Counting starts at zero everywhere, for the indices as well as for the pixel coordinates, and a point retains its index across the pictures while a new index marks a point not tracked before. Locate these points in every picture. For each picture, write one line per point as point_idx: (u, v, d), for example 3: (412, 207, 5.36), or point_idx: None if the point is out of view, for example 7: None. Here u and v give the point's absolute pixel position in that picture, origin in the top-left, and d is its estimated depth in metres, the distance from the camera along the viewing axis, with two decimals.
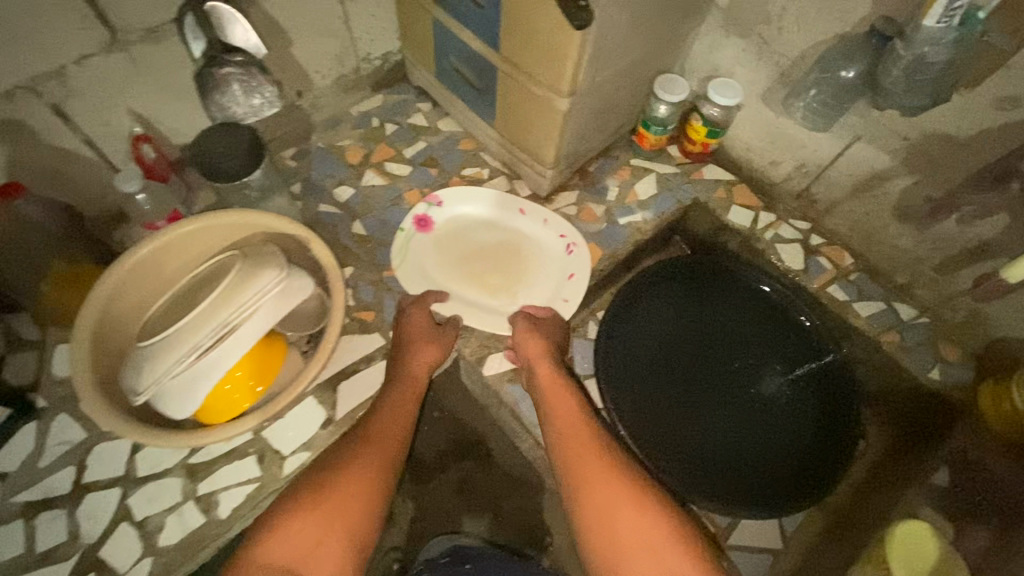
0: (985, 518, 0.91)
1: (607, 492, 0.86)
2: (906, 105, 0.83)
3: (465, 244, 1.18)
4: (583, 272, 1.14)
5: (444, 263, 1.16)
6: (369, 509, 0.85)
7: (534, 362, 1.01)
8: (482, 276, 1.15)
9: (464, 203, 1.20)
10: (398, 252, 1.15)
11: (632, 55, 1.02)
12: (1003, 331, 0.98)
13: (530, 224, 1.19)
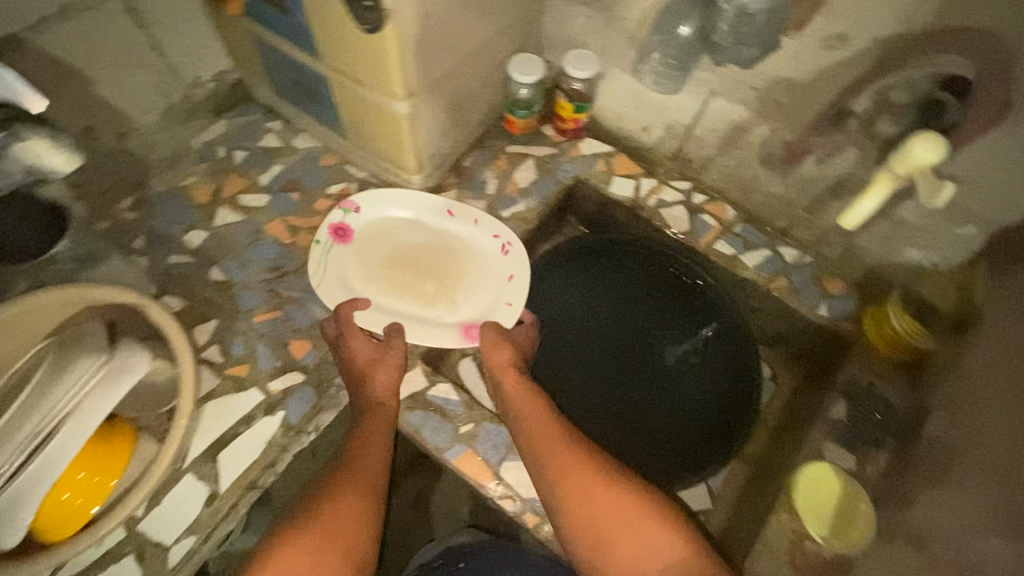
0: (881, 441, 0.95)
1: (583, 481, 0.79)
2: (741, 58, 0.87)
3: (392, 252, 1.08)
4: (523, 271, 1.07)
5: (370, 275, 1.05)
6: (362, 532, 0.77)
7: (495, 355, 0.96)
8: (414, 285, 1.06)
9: (386, 208, 1.10)
10: (316, 266, 1.03)
11: (472, 42, 0.97)
12: (875, 259, 1.04)
13: (462, 227, 1.10)
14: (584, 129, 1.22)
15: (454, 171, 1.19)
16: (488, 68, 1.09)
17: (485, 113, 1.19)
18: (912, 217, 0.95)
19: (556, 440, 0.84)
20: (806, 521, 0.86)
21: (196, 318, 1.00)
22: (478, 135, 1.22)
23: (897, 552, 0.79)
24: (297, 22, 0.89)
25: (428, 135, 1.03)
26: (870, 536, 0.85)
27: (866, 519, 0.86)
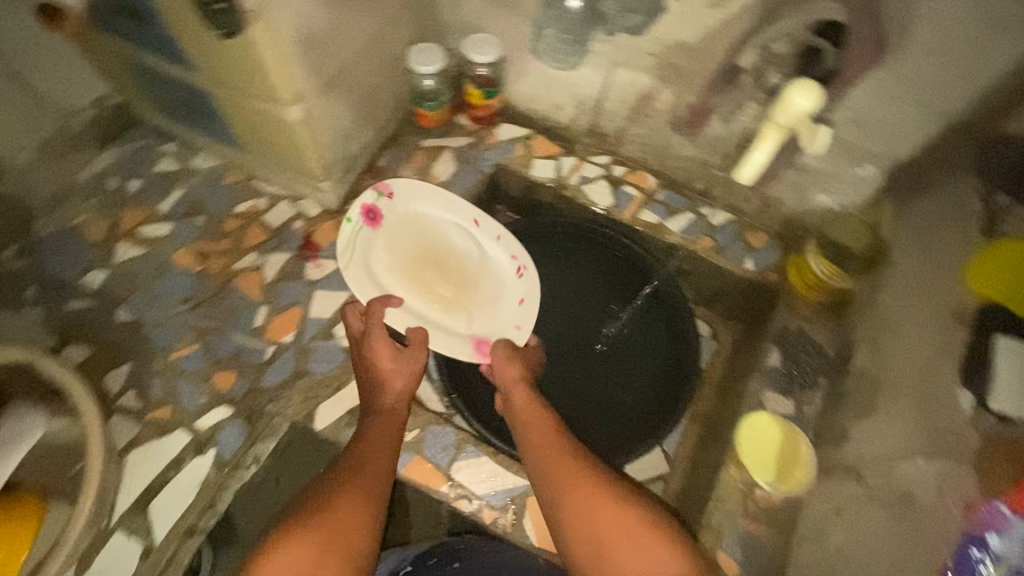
0: (817, 382, 0.97)
1: (589, 494, 0.74)
2: (629, 26, 0.91)
3: (420, 248, 1.01)
4: (534, 299, 1.01)
5: (394, 270, 0.99)
6: (365, 532, 0.72)
7: (506, 365, 0.92)
8: (432, 288, 1.00)
9: (424, 199, 1.02)
10: (346, 248, 0.96)
11: (359, 37, 0.93)
12: (790, 208, 1.07)
13: (484, 239, 1.02)
14: (498, 114, 1.19)
15: (369, 173, 1.14)
16: (385, 62, 1.04)
17: (393, 109, 1.15)
18: (816, 162, 0.99)
19: (562, 455, 0.79)
20: (749, 470, 0.90)
21: (110, 363, 0.95)
22: (390, 133, 1.17)
23: (836, 486, 0.82)
24: (160, 33, 0.83)
25: (328, 139, 0.99)
26: (810, 477, 0.88)
27: (806, 462, 0.89)
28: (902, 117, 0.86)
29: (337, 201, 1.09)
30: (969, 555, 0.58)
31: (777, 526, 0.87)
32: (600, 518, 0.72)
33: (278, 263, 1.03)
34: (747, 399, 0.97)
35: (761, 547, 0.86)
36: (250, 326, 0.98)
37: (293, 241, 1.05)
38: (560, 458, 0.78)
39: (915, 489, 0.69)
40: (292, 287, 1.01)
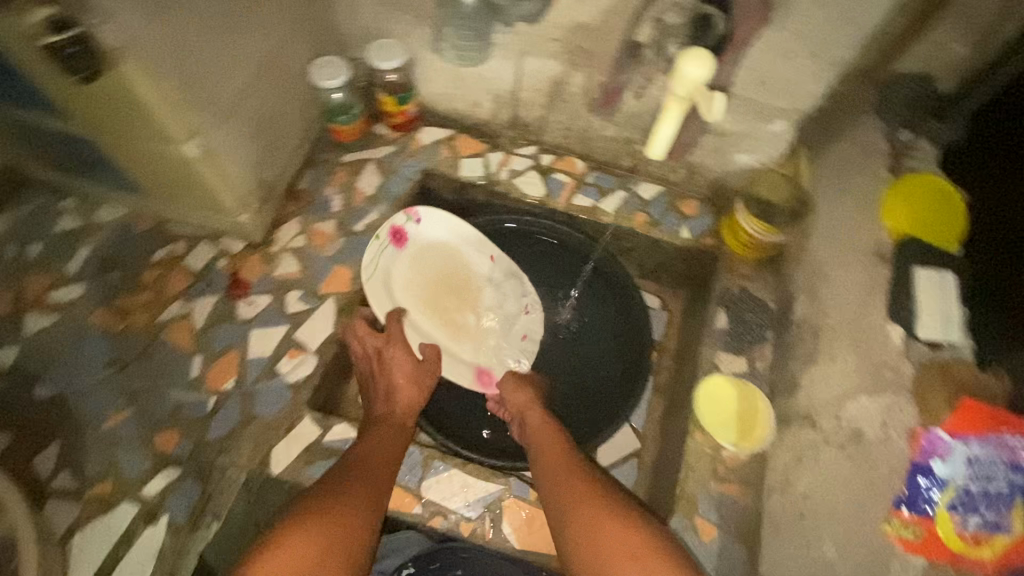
0: (764, 336, 0.99)
1: (597, 513, 0.75)
2: (524, 16, 0.90)
3: (435, 275, 1.06)
4: (537, 335, 1.09)
5: (411, 293, 1.04)
6: (363, 532, 0.73)
7: (517, 390, 0.95)
8: (445, 314, 1.05)
9: (445, 229, 1.08)
10: (370, 265, 1.00)
11: (251, 60, 0.88)
12: (715, 172, 1.09)
13: (495, 275, 1.09)
14: (416, 118, 1.16)
15: (291, 199, 1.09)
16: (285, 82, 1.00)
17: (305, 128, 1.10)
18: (731, 124, 1.00)
19: (573, 474, 0.80)
20: (712, 433, 0.90)
21: (40, 442, 0.89)
22: (306, 154, 1.13)
23: (796, 434, 0.84)
24: (25, 86, 0.77)
25: (237, 168, 0.94)
26: (770, 431, 0.89)
27: (765, 417, 0.91)
28: (801, 70, 0.88)
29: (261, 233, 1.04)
30: (916, 485, 0.66)
31: (749, 485, 0.88)
32: (602, 530, 0.73)
33: (206, 308, 0.98)
34: (701, 363, 0.98)
35: (736, 506, 0.87)
36: (186, 378, 0.93)
37: (219, 282, 1.00)
38: (567, 476, 0.80)
39: (863, 427, 0.71)
40: (225, 331, 0.97)
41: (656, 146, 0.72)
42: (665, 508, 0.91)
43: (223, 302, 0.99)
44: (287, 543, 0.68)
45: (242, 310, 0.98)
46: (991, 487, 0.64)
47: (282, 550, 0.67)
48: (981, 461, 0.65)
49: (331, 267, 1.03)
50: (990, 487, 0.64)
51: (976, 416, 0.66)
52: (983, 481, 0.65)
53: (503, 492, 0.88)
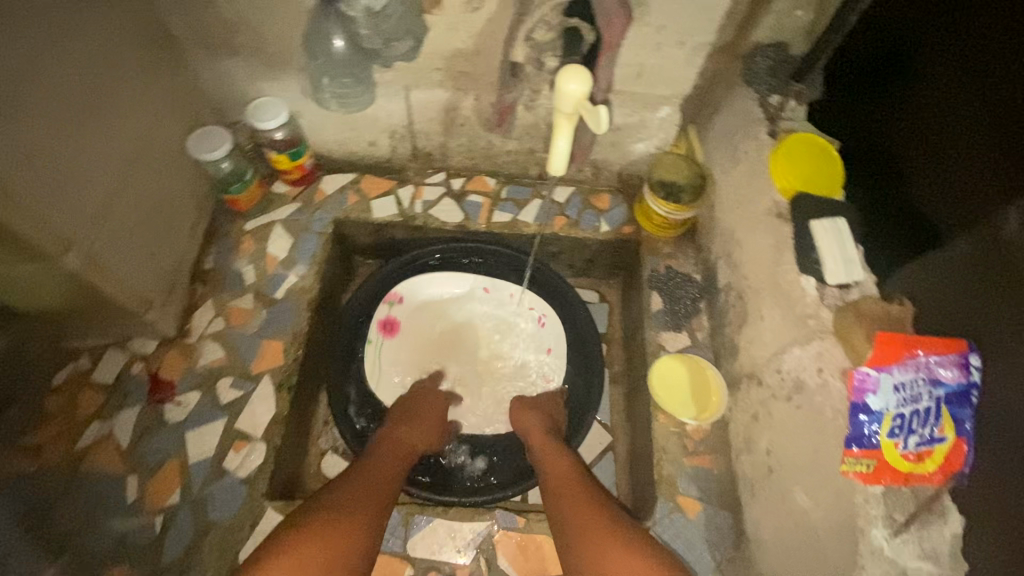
0: (699, 308, 1.04)
1: (598, 523, 0.76)
2: (400, 53, 0.89)
3: (439, 334, 1.10)
4: (560, 344, 1.08)
5: (422, 364, 1.07)
6: (376, 534, 0.73)
7: (525, 409, 0.99)
8: (464, 368, 1.08)
9: (428, 287, 1.11)
10: (370, 362, 1.05)
11: (119, 153, 0.82)
12: (618, 164, 1.14)
13: (496, 301, 1.11)
14: (314, 169, 1.12)
15: (198, 282, 1.02)
16: (163, 164, 0.93)
17: (197, 205, 1.03)
18: (621, 118, 1.05)
19: (579, 490, 0.82)
20: (674, 414, 0.94)
21: None
22: (204, 231, 1.06)
23: (747, 394, 0.88)
24: None
25: (130, 269, 0.86)
26: (724, 396, 0.93)
27: (716, 384, 0.95)
28: (671, 57, 0.93)
29: (172, 326, 0.96)
30: (859, 424, 0.66)
31: (718, 452, 0.92)
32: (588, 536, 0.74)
33: (129, 422, 0.90)
34: (648, 347, 1.01)
35: (711, 475, 0.90)
36: (122, 505, 0.84)
37: (138, 390, 0.92)
38: (571, 496, 0.81)
39: (802, 376, 0.76)
40: (157, 440, 0.89)
41: (556, 163, 0.74)
42: (648, 494, 0.94)
43: (147, 410, 0.91)
44: (302, 539, 0.67)
45: (172, 413, 0.91)
46: (919, 406, 0.63)
47: (297, 545, 0.66)
48: (906, 383, 0.64)
49: (259, 343, 0.97)
50: (918, 407, 0.63)
51: (894, 345, 0.65)
52: (912, 404, 0.64)
53: (491, 527, 0.88)
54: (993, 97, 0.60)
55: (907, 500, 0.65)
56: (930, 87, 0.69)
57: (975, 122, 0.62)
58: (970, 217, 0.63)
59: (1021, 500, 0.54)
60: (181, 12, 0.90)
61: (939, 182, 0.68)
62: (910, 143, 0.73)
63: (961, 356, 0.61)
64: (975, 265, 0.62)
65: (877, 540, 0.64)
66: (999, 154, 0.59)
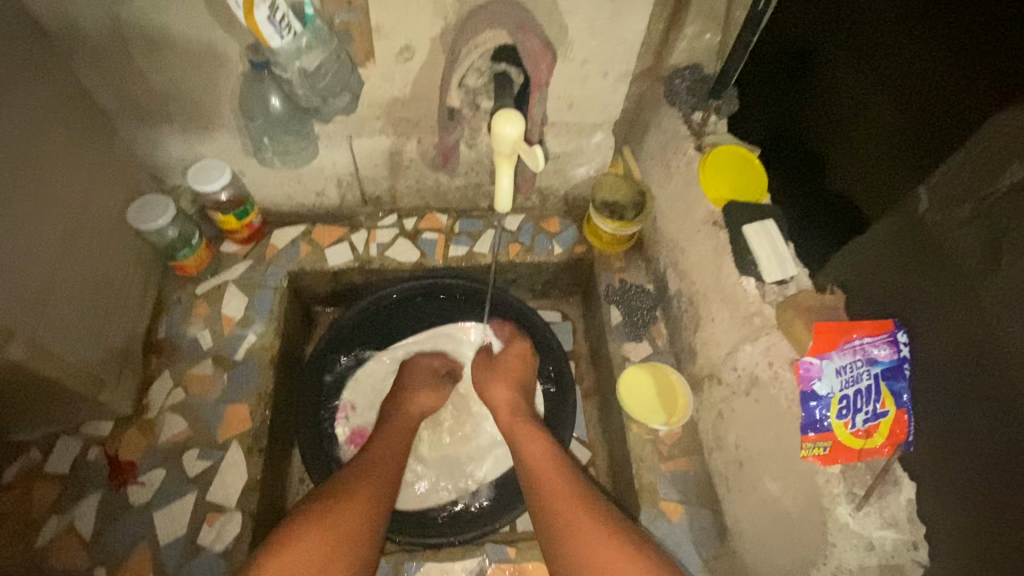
0: (656, 316, 1.08)
1: (572, 505, 0.77)
2: (339, 107, 0.89)
3: None
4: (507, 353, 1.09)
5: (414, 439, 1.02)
6: (375, 526, 0.76)
7: (490, 379, 0.96)
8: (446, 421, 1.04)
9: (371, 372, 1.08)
10: None
11: (55, 233, 0.80)
12: (563, 188, 1.18)
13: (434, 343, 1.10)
14: (262, 225, 1.12)
15: (152, 354, 0.99)
16: (102, 239, 0.91)
17: (143, 275, 1.01)
18: (559, 147, 1.10)
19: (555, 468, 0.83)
20: (645, 422, 0.97)
21: None
22: (153, 299, 1.03)
23: (710, 393, 0.93)
24: None
25: (75, 351, 0.83)
26: (690, 398, 0.97)
27: (681, 387, 0.99)
28: (598, 87, 0.99)
29: (128, 403, 0.93)
30: (811, 410, 0.70)
31: (691, 453, 0.95)
32: (563, 513, 0.76)
33: (90, 511, 0.85)
34: (613, 361, 1.05)
35: (688, 476, 0.94)
36: None
37: (97, 476, 0.88)
38: (549, 474, 0.82)
39: (756, 370, 0.81)
40: (123, 526, 0.85)
41: (502, 200, 0.77)
42: (632, 504, 0.96)
43: (108, 495, 0.87)
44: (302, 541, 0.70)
45: (136, 495, 0.87)
46: (861, 385, 0.68)
47: (298, 548, 0.69)
48: (846, 366, 0.69)
49: (223, 409, 0.95)
50: (860, 387, 0.68)
51: (829, 333, 0.70)
52: (854, 383, 0.68)
53: (483, 562, 0.88)
54: (897, 87, 0.66)
55: (863, 475, 0.69)
56: (841, 84, 0.76)
57: (883, 112, 0.69)
58: (888, 201, 0.69)
59: (967, 461, 0.59)
60: (110, 85, 0.89)
61: (854, 158, 0.75)
62: (826, 129, 0.80)
63: (890, 334, 0.67)
64: (903, 241, 0.66)
65: (841, 517, 0.68)
66: (903, 126, 0.66)
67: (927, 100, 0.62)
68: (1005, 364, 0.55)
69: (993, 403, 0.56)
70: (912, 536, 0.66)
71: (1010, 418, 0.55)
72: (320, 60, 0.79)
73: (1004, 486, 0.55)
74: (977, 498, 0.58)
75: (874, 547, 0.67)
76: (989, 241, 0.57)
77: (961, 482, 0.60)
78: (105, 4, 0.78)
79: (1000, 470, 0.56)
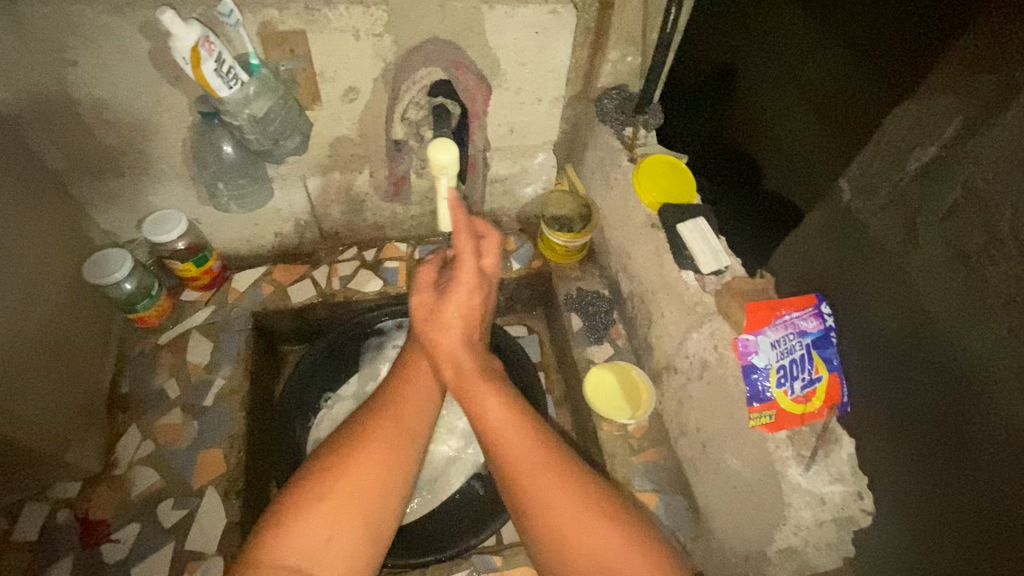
0: (614, 318, 1.14)
1: (546, 489, 0.69)
2: (290, 147, 0.94)
3: None
4: None
5: None
6: (387, 486, 0.70)
7: (436, 328, 0.81)
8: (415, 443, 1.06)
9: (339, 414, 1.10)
10: None
11: (10, 293, 0.80)
12: (514, 208, 1.25)
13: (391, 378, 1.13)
14: (222, 270, 1.13)
15: (117, 409, 0.98)
16: (58, 297, 0.90)
17: (102, 331, 1.00)
18: (506, 170, 1.16)
19: (526, 443, 0.73)
20: (613, 419, 1.01)
21: None
22: (114, 354, 1.02)
23: (670, 383, 0.98)
24: None
25: (38, 411, 0.82)
26: (652, 390, 1.02)
27: (642, 381, 1.04)
28: (535, 112, 1.07)
29: (96, 461, 0.91)
30: (754, 381, 0.77)
31: (659, 442, 1.00)
32: (526, 485, 0.70)
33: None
34: (579, 365, 1.10)
35: (659, 464, 0.98)
36: None
37: (67, 539, 0.85)
38: (518, 449, 0.72)
39: (705, 356, 0.87)
40: None
41: (443, 220, 0.82)
42: None
43: (81, 557, 0.84)
44: (304, 514, 0.65)
45: (111, 552, 0.85)
46: (795, 355, 0.75)
47: (299, 523, 0.65)
48: (780, 339, 0.77)
49: (196, 456, 0.94)
50: (795, 355, 0.76)
51: (760, 312, 0.78)
52: (788, 354, 0.76)
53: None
54: (812, 94, 0.75)
55: (808, 437, 0.76)
56: (764, 98, 0.85)
57: (804, 118, 0.78)
58: (813, 196, 0.77)
59: (905, 417, 0.66)
60: (58, 146, 0.90)
61: (782, 160, 0.83)
62: (752, 138, 0.89)
63: (815, 307, 0.76)
64: (836, 228, 0.73)
65: (794, 477, 0.73)
66: (823, 125, 0.74)
67: (837, 104, 0.71)
68: (934, 331, 0.62)
69: (932, 366, 0.62)
70: (857, 487, 0.72)
71: (941, 376, 0.61)
72: (268, 106, 0.83)
73: (947, 437, 0.61)
74: (920, 447, 0.64)
75: (826, 502, 0.73)
76: (906, 220, 0.64)
77: (908, 439, 0.66)
78: (50, 68, 0.80)
79: (935, 423, 0.62)
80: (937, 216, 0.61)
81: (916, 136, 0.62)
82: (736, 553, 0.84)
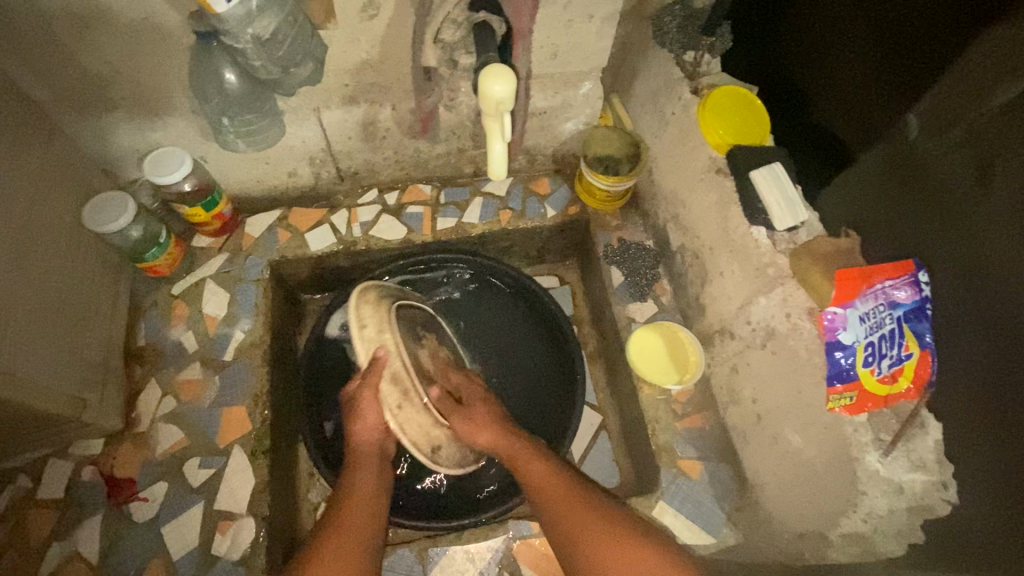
0: (660, 271, 1.04)
1: (598, 529, 0.70)
2: (301, 79, 0.83)
3: None
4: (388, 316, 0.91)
5: None
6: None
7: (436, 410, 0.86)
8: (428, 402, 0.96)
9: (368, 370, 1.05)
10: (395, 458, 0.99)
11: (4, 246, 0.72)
12: (551, 147, 1.11)
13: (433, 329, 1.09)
14: (234, 214, 1.04)
15: (134, 364, 0.93)
16: (60, 248, 0.83)
17: (112, 281, 0.93)
18: (545, 102, 1.02)
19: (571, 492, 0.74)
20: (658, 383, 0.94)
21: None
22: (126, 305, 0.96)
23: (723, 348, 0.90)
24: None
25: (48, 371, 0.77)
26: (701, 353, 0.94)
27: (691, 344, 0.95)
28: (584, 33, 0.91)
29: (117, 418, 0.88)
30: (837, 360, 0.69)
31: (705, 408, 0.93)
32: (580, 525, 0.71)
33: (93, 532, 0.82)
34: (619, 323, 1.01)
35: (704, 431, 0.92)
36: None
37: (95, 496, 0.84)
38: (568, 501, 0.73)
39: (772, 323, 0.78)
40: (130, 545, 0.82)
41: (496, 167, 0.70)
42: (650, 465, 0.95)
43: (111, 514, 0.83)
44: None
45: (140, 511, 0.84)
46: (884, 330, 0.65)
47: None
48: (869, 312, 0.67)
49: (219, 414, 0.90)
50: (883, 331, 0.65)
51: (852, 280, 0.67)
52: (877, 330, 0.66)
53: (507, 540, 0.85)
54: (880, 12, 0.64)
55: (890, 420, 0.68)
56: (819, 16, 0.74)
57: (862, 42, 0.68)
58: (870, 135, 0.68)
59: (973, 384, 0.59)
60: (37, 73, 0.79)
61: (836, 96, 0.73)
62: (812, 71, 0.77)
63: (911, 275, 0.63)
64: (891, 175, 0.66)
65: (872, 464, 0.68)
66: (889, 61, 0.64)
67: (908, 36, 0.61)
68: (991, 279, 0.56)
69: (998, 326, 0.56)
70: (941, 477, 0.63)
71: (1002, 332, 0.55)
72: (275, 26, 0.70)
73: (1008, 405, 0.55)
74: (973, 411, 0.59)
75: (904, 491, 0.66)
76: (979, 163, 0.56)
77: (970, 402, 0.60)
78: None
79: (995, 390, 0.57)
80: (1012, 158, 0.53)
81: (1001, 69, 0.52)
82: (788, 529, 0.79)
